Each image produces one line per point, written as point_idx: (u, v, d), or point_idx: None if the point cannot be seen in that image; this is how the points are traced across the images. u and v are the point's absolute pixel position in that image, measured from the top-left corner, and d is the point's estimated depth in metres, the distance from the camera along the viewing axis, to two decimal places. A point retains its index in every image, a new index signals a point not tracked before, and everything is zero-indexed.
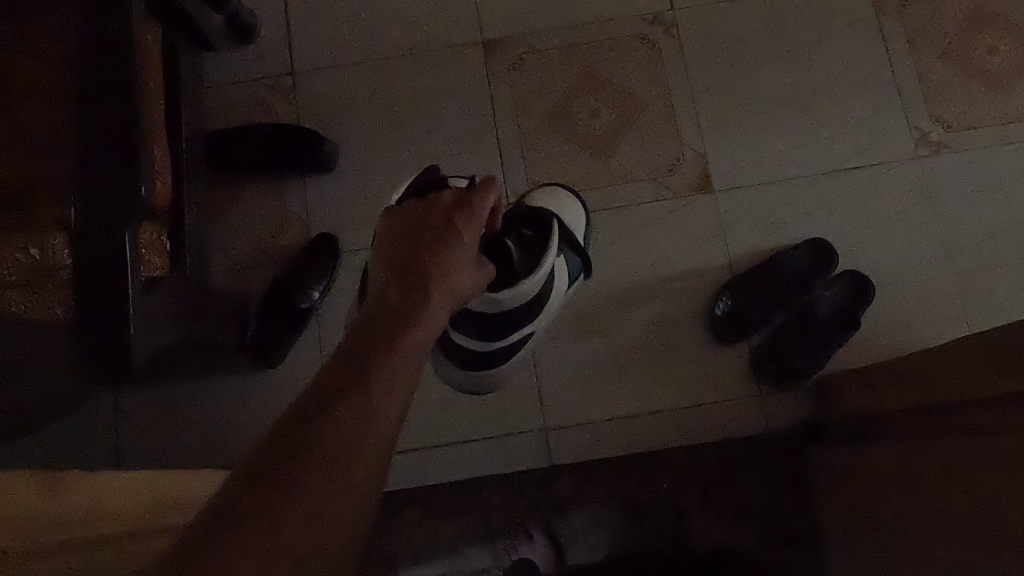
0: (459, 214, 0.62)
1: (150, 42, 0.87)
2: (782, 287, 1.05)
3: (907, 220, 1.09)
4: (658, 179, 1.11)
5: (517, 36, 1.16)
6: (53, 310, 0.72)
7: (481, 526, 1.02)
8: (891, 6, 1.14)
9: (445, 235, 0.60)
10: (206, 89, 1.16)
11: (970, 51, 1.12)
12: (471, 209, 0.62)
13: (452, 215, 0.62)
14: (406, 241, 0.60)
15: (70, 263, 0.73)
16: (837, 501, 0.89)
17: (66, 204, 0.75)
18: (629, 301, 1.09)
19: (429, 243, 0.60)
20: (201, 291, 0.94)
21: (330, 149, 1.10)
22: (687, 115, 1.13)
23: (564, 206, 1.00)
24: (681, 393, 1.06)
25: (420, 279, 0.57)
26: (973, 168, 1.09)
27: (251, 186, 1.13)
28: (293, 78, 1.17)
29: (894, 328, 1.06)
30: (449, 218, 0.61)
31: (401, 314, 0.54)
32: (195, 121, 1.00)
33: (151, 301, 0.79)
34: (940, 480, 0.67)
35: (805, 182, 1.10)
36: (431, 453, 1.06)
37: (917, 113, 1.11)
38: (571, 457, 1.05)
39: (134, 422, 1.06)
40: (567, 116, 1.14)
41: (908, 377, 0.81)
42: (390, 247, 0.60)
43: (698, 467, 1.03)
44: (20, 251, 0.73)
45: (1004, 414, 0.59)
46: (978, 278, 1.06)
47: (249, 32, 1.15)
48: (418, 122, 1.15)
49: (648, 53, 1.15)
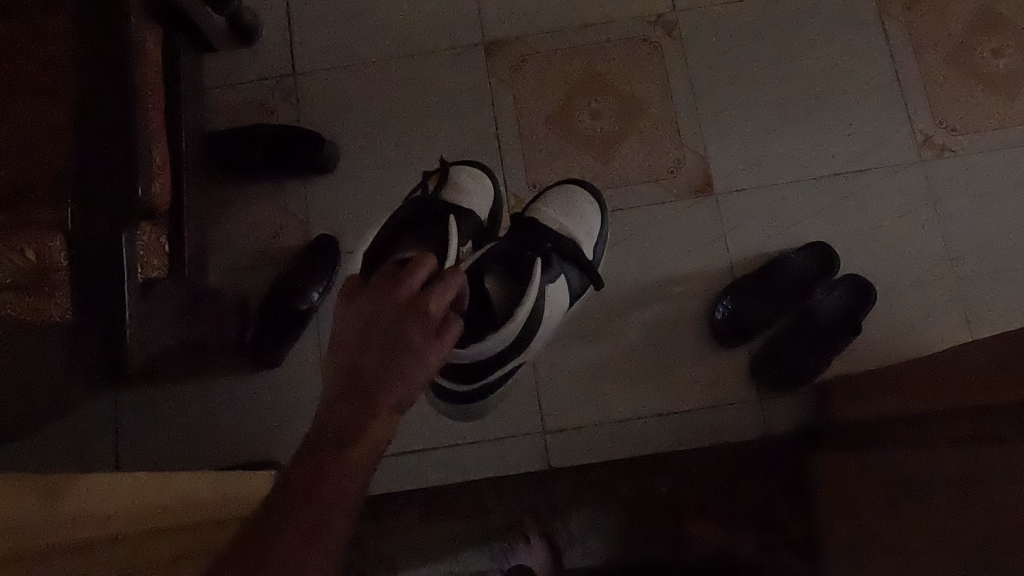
0: (410, 309, 0.54)
1: (150, 45, 0.87)
2: (785, 290, 1.04)
3: (909, 225, 1.08)
4: (659, 182, 1.11)
5: (518, 38, 1.16)
6: (51, 311, 0.74)
7: (479, 529, 1.02)
8: (895, 8, 1.13)
9: (388, 331, 0.53)
10: (207, 90, 1.16)
11: (975, 53, 1.11)
12: (425, 304, 0.54)
13: (402, 307, 0.54)
14: (347, 349, 0.54)
15: (65, 265, 0.74)
16: (834, 507, 0.89)
17: (65, 206, 0.75)
18: (628, 305, 1.08)
19: (369, 354, 0.53)
20: (200, 293, 0.94)
21: (331, 151, 1.10)
22: (688, 117, 1.13)
23: (573, 206, 0.98)
24: (681, 397, 1.06)
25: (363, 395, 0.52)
26: (976, 172, 1.08)
27: (252, 187, 1.13)
28: (294, 79, 1.17)
29: (895, 333, 1.05)
30: (394, 313, 0.54)
31: (360, 387, 0.52)
32: (196, 124, 1.00)
33: (149, 304, 0.79)
34: (938, 490, 0.66)
35: (806, 186, 1.10)
36: (428, 456, 1.06)
37: (920, 117, 1.10)
38: (570, 461, 1.04)
39: (133, 421, 1.06)
40: (568, 118, 1.13)
41: (908, 385, 0.80)
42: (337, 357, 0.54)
43: (696, 472, 1.02)
44: (15, 253, 0.75)
45: (1004, 427, 0.58)
46: (980, 283, 1.05)
47: (250, 34, 1.15)
48: (418, 124, 1.15)
49: (649, 55, 1.14)
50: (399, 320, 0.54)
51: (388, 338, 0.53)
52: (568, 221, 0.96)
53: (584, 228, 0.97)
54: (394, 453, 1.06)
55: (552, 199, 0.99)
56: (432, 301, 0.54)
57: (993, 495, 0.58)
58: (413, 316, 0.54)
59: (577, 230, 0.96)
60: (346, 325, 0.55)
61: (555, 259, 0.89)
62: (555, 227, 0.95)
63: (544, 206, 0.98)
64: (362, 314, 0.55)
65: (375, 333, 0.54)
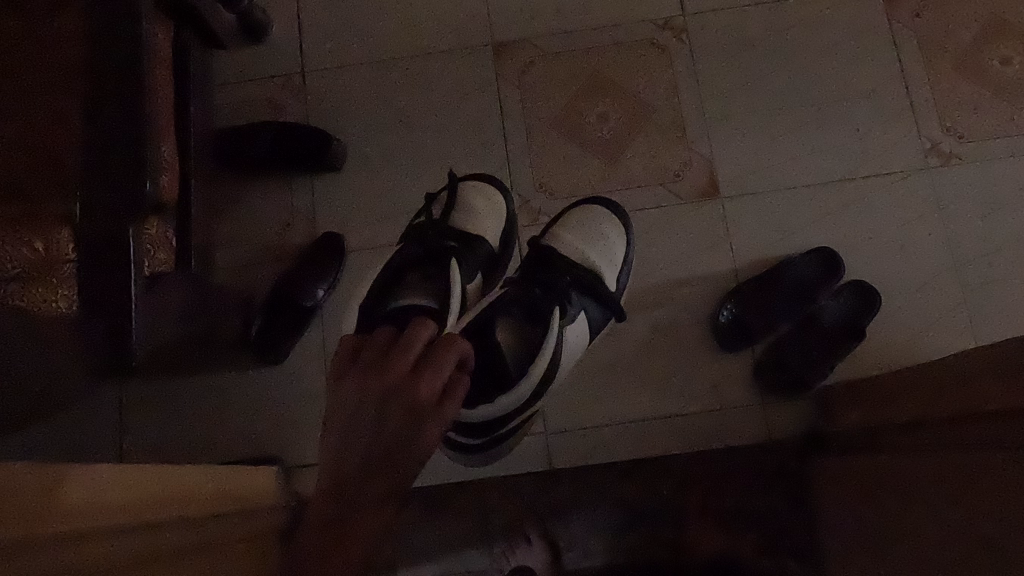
0: (403, 389, 0.56)
1: (160, 39, 0.87)
2: (789, 295, 1.04)
3: (916, 232, 1.08)
4: (665, 185, 1.11)
5: (527, 40, 1.16)
6: (54, 303, 0.73)
7: (480, 529, 1.03)
8: (904, 15, 1.13)
9: (383, 411, 0.55)
10: (216, 87, 1.17)
11: (984, 62, 1.11)
12: (417, 385, 0.56)
13: (394, 386, 0.56)
14: (340, 431, 0.56)
15: (74, 259, 0.75)
16: (837, 513, 0.89)
17: (74, 199, 0.76)
18: (633, 307, 1.08)
19: (362, 436, 0.55)
20: (206, 288, 0.94)
21: (338, 150, 1.10)
22: (695, 121, 1.13)
23: (591, 233, 0.98)
24: (684, 402, 1.06)
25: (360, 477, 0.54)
26: (983, 180, 1.08)
27: (258, 185, 1.14)
28: (303, 78, 1.17)
29: (899, 339, 1.05)
30: (386, 393, 0.56)
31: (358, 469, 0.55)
32: (205, 120, 1.00)
33: (157, 299, 0.79)
34: (940, 496, 0.66)
35: (812, 192, 1.10)
36: (430, 455, 1.06)
37: (928, 124, 1.10)
38: (570, 462, 1.06)
39: (136, 415, 1.07)
40: (575, 120, 1.14)
41: (912, 391, 0.80)
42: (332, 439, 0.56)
43: (697, 476, 1.02)
44: (25, 245, 0.75)
45: (1009, 432, 0.58)
46: (986, 291, 1.05)
47: (260, 32, 1.15)
48: (426, 124, 1.15)
49: (658, 59, 1.15)
50: (390, 401, 0.56)
51: (383, 417, 0.55)
52: (588, 250, 0.96)
53: (607, 256, 0.97)
54: None
55: (575, 224, 0.99)
56: (421, 382, 0.56)
57: (995, 501, 0.58)
58: (405, 396, 0.55)
59: (599, 261, 0.96)
60: (341, 404, 0.57)
61: (574, 296, 0.90)
62: (575, 254, 0.95)
63: (563, 231, 0.98)
64: (355, 393, 0.56)
65: (369, 412, 0.55)
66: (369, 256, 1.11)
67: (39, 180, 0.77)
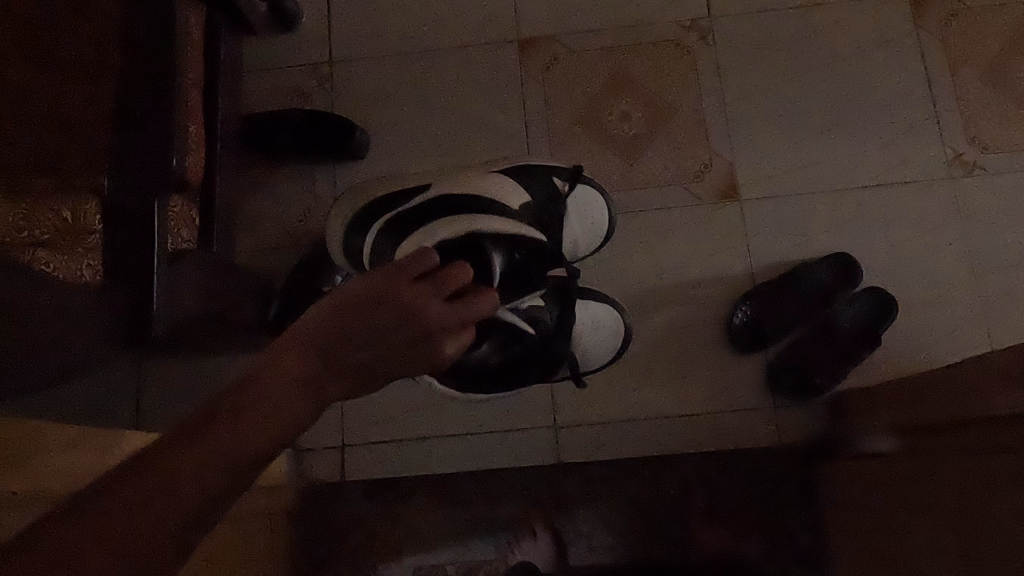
0: (431, 337, 0.49)
1: (192, 23, 0.89)
2: (804, 300, 1.04)
3: (936, 242, 1.07)
4: (684, 185, 1.11)
5: (552, 37, 1.17)
6: (80, 273, 0.74)
7: (487, 520, 1.04)
8: (932, 23, 1.13)
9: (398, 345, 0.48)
10: (245, 75, 1.19)
11: (1012, 72, 1.10)
12: (443, 345, 0.50)
13: (426, 331, 0.49)
14: (353, 317, 0.47)
15: (100, 231, 0.77)
16: (844, 518, 0.89)
17: (100, 172, 0.77)
18: (648, 305, 1.08)
19: (359, 339, 0.47)
20: (227, 267, 0.96)
21: (360, 138, 1.11)
22: (716, 122, 1.13)
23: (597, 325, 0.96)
24: (695, 401, 1.05)
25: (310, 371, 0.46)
26: (1007, 191, 1.07)
27: (282, 171, 1.16)
28: (330, 67, 1.19)
29: (915, 348, 1.04)
30: (421, 330, 0.49)
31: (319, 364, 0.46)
32: (232, 105, 1.02)
33: (177, 272, 0.82)
34: (946, 503, 0.66)
35: (832, 197, 1.10)
36: (433, 444, 1.06)
37: (953, 134, 1.10)
38: (581, 457, 1.05)
39: (153, 393, 1.09)
40: (596, 117, 1.14)
41: (924, 398, 0.79)
42: (339, 313, 0.47)
43: (705, 476, 1.02)
44: (54, 213, 0.73)
45: (1013, 435, 0.59)
46: (1006, 303, 1.04)
47: (289, 20, 1.17)
48: (449, 115, 1.16)
49: (681, 59, 1.15)
50: (418, 340, 0.49)
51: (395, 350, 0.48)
52: (584, 340, 0.95)
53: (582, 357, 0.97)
54: (394, 441, 1.07)
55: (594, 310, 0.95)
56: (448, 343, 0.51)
57: (999, 510, 0.58)
58: (432, 348, 0.50)
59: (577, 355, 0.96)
60: (369, 302, 0.48)
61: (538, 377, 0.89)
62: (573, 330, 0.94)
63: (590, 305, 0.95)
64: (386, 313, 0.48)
65: (389, 339, 0.48)
66: None
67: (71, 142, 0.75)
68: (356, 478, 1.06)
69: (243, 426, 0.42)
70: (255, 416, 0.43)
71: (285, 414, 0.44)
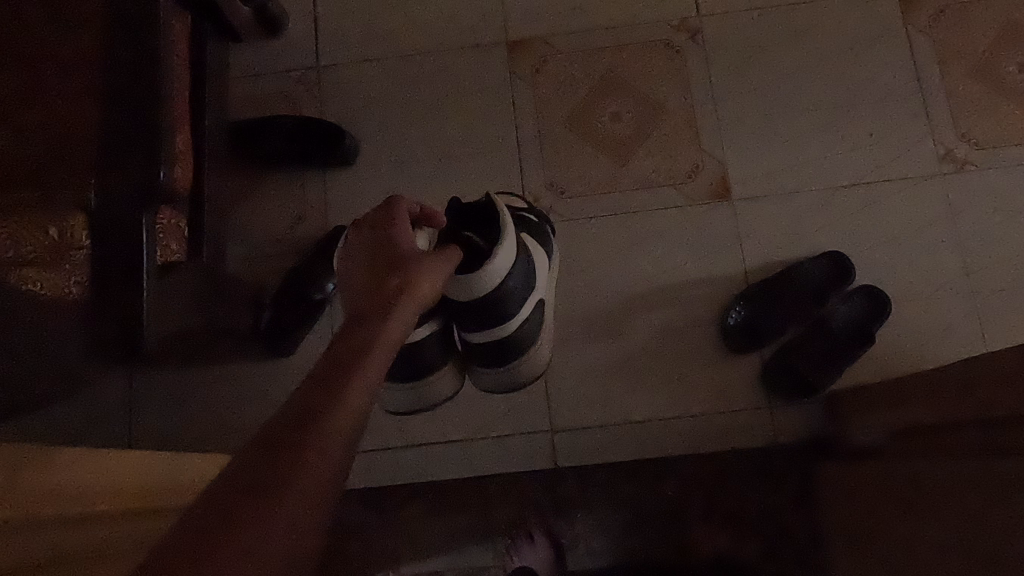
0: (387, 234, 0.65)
1: (176, 30, 0.88)
2: (798, 298, 1.04)
3: (928, 239, 1.07)
4: (676, 187, 1.11)
5: (541, 38, 1.16)
6: (68, 290, 0.73)
7: (484, 526, 1.03)
8: (921, 20, 1.12)
9: (409, 258, 0.63)
10: (232, 82, 1.18)
11: (1000, 67, 1.10)
12: (400, 232, 0.65)
13: (386, 235, 0.65)
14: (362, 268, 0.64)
15: (87, 247, 0.74)
16: (842, 518, 0.89)
17: (88, 187, 0.76)
18: (641, 306, 1.08)
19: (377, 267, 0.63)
20: (217, 277, 0.95)
21: (350, 144, 1.11)
22: (707, 122, 1.12)
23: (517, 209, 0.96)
24: (691, 403, 1.05)
25: (379, 305, 0.59)
26: (998, 187, 1.07)
27: (272, 178, 1.15)
28: (317, 72, 1.18)
29: (910, 345, 1.04)
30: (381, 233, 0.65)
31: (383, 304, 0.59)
32: (220, 112, 1.01)
33: (166, 284, 0.81)
34: (944, 503, 0.66)
35: (823, 195, 1.09)
36: (430, 450, 1.06)
37: (943, 130, 1.10)
38: (578, 461, 1.04)
39: None
40: (587, 119, 1.14)
41: (915, 398, 0.80)
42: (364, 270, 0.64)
43: (702, 477, 1.02)
44: (37, 232, 0.72)
45: (1010, 437, 0.59)
46: (998, 299, 1.04)
47: (275, 26, 1.16)
48: (438, 119, 1.15)
49: (671, 58, 1.14)
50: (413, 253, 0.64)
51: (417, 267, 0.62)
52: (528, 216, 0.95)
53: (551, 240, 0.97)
54: (391, 448, 1.07)
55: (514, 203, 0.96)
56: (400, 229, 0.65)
57: (995, 512, 0.58)
58: (396, 241, 0.64)
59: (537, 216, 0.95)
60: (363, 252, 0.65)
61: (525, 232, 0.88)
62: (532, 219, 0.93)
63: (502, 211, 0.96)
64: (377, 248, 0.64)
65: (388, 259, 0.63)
66: None
67: (50, 145, 0.75)
68: (353, 487, 1.06)
69: (343, 440, 0.49)
70: (307, 473, 0.45)
71: (345, 453, 0.48)
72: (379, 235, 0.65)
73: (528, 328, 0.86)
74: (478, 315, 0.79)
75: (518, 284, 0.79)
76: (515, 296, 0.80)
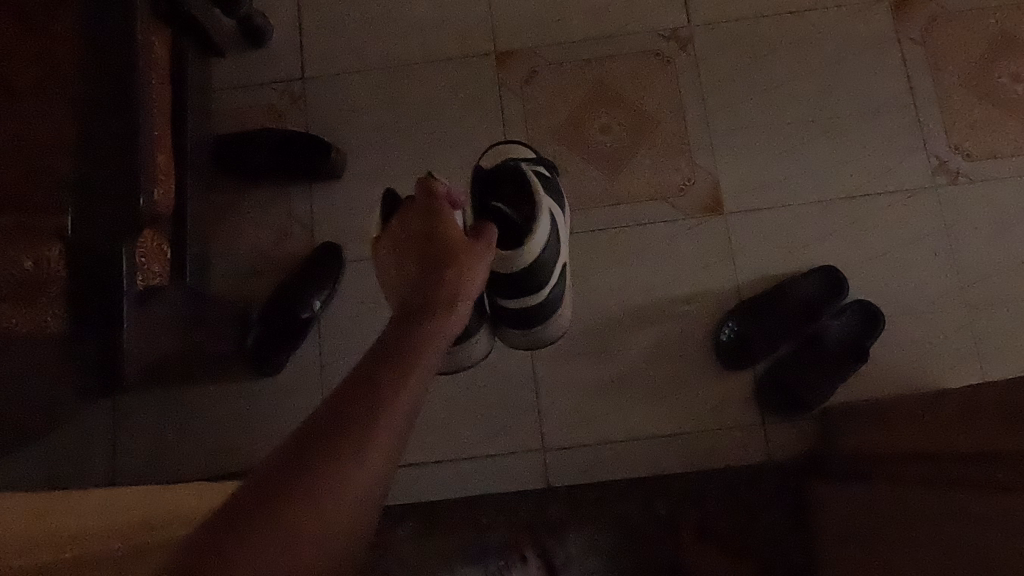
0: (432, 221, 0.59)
1: (156, 47, 0.86)
2: (792, 315, 1.02)
3: (923, 252, 1.06)
4: (669, 200, 1.10)
5: (531, 48, 1.15)
6: (45, 323, 0.71)
7: (477, 547, 1.01)
8: (914, 30, 1.11)
9: (457, 249, 0.58)
10: (215, 94, 1.16)
11: (993, 77, 1.09)
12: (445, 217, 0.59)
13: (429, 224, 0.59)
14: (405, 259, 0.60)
15: (65, 276, 0.72)
16: (839, 537, 0.88)
17: (63, 213, 0.73)
18: (634, 321, 1.07)
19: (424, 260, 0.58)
20: (202, 298, 0.93)
21: (337, 157, 1.08)
22: (699, 134, 1.11)
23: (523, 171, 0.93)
24: (684, 419, 1.04)
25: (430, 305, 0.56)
26: (991, 199, 1.07)
27: (257, 193, 1.12)
28: (302, 84, 1.16)
29: (904, 359, 1.04)
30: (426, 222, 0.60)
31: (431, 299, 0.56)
32: (203, 128, 0.99)
33: (150, 310, 0.79)
34: (942, 532, 0.65)
35: (816, 208, 1.08)
36: (422, 470, 1.05)
37: (937, 142, 1.09)
38: (571, 479, 1.03)
39: (131, 425, 1.06)
40: (578, 131, 1.12)
41: (911, 420, 0.79)
42: (405, 264, 0.60)
43: (696, 495, 1.01)
44: (13, 265, 0.71)
45: (1014, 473, 0.58)
46: (993, 313, 1.04)
47: (259, 38, 1.14)
48: (427, 131, 1.13)
49: (662, 69, 1.13)
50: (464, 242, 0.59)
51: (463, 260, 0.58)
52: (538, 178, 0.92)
53: None
54: None
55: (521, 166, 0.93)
56: (447, 216, 0.60)
57: (992, 547, 0.57)
58: (441, 229, 0.59)
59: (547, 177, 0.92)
60: (406, 239, 0.60)
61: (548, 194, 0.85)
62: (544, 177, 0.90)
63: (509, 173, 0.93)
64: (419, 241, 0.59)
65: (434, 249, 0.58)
66: (366, 265, 1.10)
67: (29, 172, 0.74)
68: None
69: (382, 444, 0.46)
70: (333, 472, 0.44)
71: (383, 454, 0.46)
72: (422, 229, 0.59)
73: (553, 297, 0.84)
74: (517, 285, 0.77)
75: (552, 256, 0.77)
76: (548, 266, 0.77)
